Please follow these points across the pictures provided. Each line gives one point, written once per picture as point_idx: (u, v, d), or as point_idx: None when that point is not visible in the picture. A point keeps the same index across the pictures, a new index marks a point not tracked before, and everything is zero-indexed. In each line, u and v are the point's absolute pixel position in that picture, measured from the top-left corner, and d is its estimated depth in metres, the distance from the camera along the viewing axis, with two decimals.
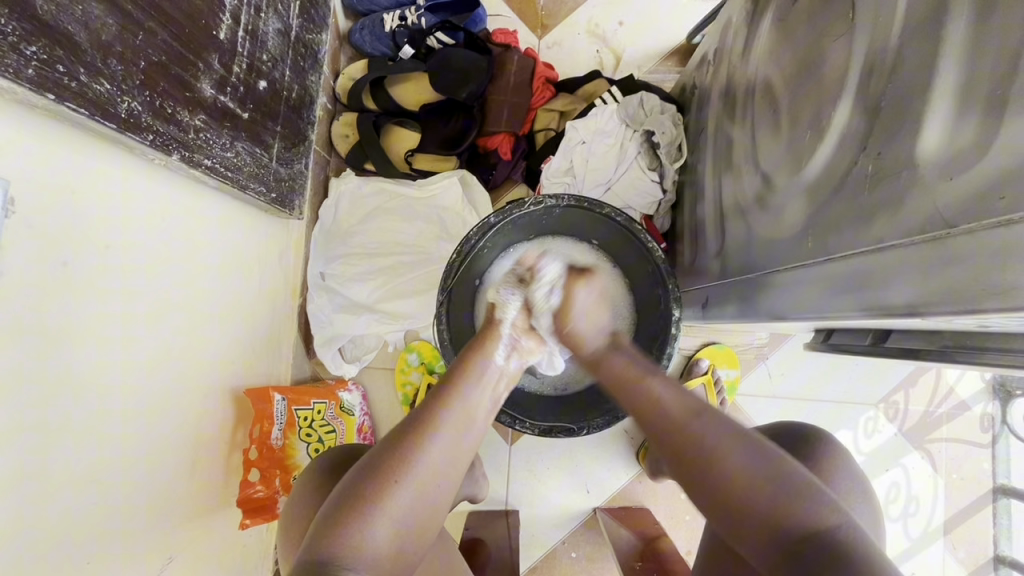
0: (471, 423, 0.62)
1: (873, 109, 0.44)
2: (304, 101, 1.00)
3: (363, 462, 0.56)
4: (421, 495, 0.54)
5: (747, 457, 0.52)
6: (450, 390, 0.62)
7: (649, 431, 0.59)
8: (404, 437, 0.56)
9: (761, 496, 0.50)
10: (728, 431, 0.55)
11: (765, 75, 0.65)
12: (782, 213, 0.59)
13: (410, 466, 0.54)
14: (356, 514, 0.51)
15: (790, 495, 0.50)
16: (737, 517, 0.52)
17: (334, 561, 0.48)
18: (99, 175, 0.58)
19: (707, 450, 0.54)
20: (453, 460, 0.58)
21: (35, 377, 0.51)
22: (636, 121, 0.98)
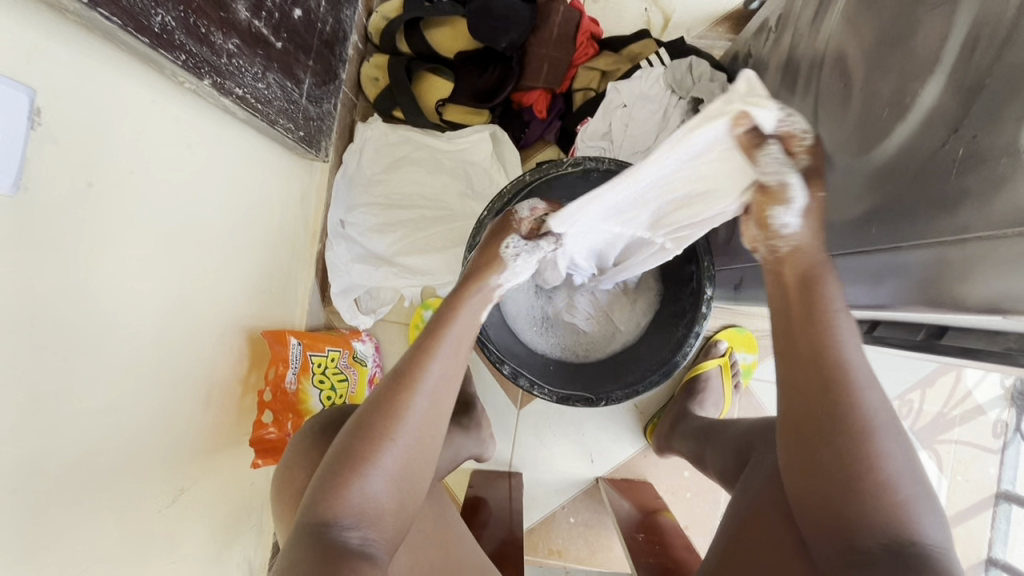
0: (461, 361, 0.59)
1: (971, 88, 0.41)
2: (337, 38, 0.97)
3: (356, 418, 0.54)
4: (417, 448, 0.54)
5: (894, 454, 0.49)
6: (439, 332, 0.58)
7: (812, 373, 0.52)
8: (392, 385, 0.55)
9: (883, 498, 0.48)
10: (894, 422, 0.50)
11: (835, 45, 0.61)
12: (841, 194, 0.56)
13: (401, 423, 0.53)
14: (352, 472, 0.51)
15: (915, 501, 0.48)
16: (834, 493, 0.49)
17: (336, 521, 0.50)
18: (129, 95, 0.55)
19: (865, 423, 0.50)
20: (442, 407, 0.56)
21: (52, 295, 0.49)
22: (682, 87, 0.94)
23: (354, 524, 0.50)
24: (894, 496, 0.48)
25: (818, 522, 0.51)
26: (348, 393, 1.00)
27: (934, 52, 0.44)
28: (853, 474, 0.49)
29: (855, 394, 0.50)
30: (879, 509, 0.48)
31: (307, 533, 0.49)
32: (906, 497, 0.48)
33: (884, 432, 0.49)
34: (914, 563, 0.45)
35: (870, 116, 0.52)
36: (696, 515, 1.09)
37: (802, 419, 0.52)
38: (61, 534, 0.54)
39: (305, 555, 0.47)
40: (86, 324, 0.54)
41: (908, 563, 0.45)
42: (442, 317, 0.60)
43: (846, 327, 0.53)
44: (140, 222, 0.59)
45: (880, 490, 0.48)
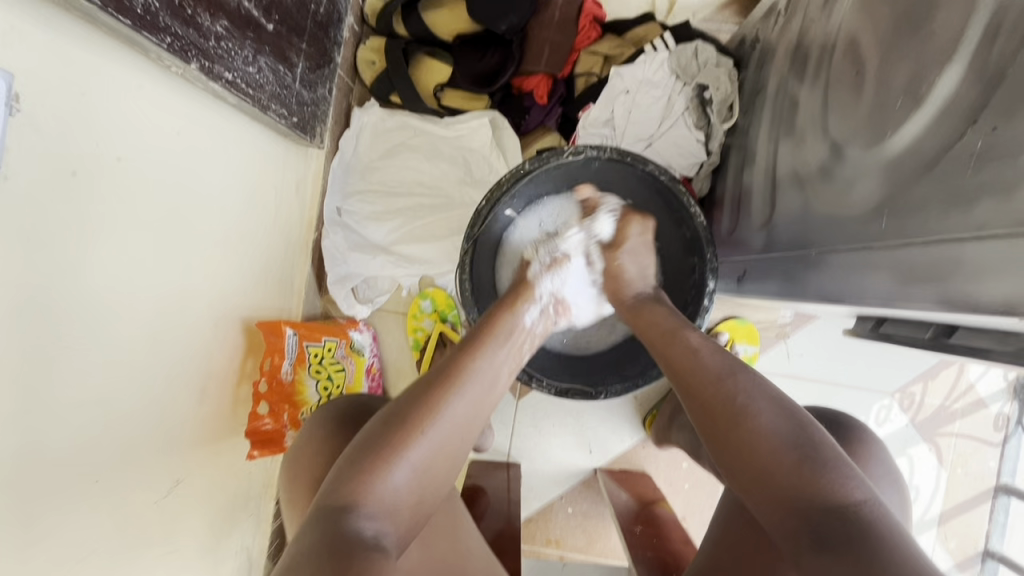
0: (497, 380, 0.60)
1: (991, 77, 0.39)
2: (331, 19, 0.94)
3: (389, 409, 0.54)
4: (445, 448, 0.53)
5: (780, 418, 0.52)
6: (479, 346, 0.60)
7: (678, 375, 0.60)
8: (429, 388, 0.55)
9: (784, 465, 0.50)
10: (767, 397, 0.54)
11: (846, 30, 0.59)
12: (850, 186, 0.54)
13: (434, 417, 0.53)
14: (381, 459, 0.50)
15: (835, 464, 0.48)
16: (751, 470, 0.52)
17: (354, 508, 0.47)
18: (113, 78, 0.53)
19: (736, 403, 0.54)
20: (476, 417, 0.56)
21: (38, 287, 0.48)
22: (687, 74, 0.92)
23: (373, 515, 0.48)
24: (792, 459, 0.50)
25: (752, 503, 0.52)
26: (345, 384, 1.00)
27: (952, 39, 0.42)
28: (741, 450, 0.52)
29: (709, 381, 0.57)
30: (790, 475, 0.49)
31: (327, 516, 0.46)
32: (804, 457, 0.49)
33: (753, 406, 0.53)
34: (839, 525, 0.44)
35: (882, 106, 0.50)
36: (694, 505, 1.09)
37: (689, 406, 0.58)
38: (55, 528, 0.53)
39: (321, 530, 0.45)
40: (75, 316, 0.52)
41: (829, 526, 0.45)
42: (478, 336, 0.61)
43: (698, 340, 0.61)
44: (130, 211, 0.58)
45: (775, 462, 0.50)
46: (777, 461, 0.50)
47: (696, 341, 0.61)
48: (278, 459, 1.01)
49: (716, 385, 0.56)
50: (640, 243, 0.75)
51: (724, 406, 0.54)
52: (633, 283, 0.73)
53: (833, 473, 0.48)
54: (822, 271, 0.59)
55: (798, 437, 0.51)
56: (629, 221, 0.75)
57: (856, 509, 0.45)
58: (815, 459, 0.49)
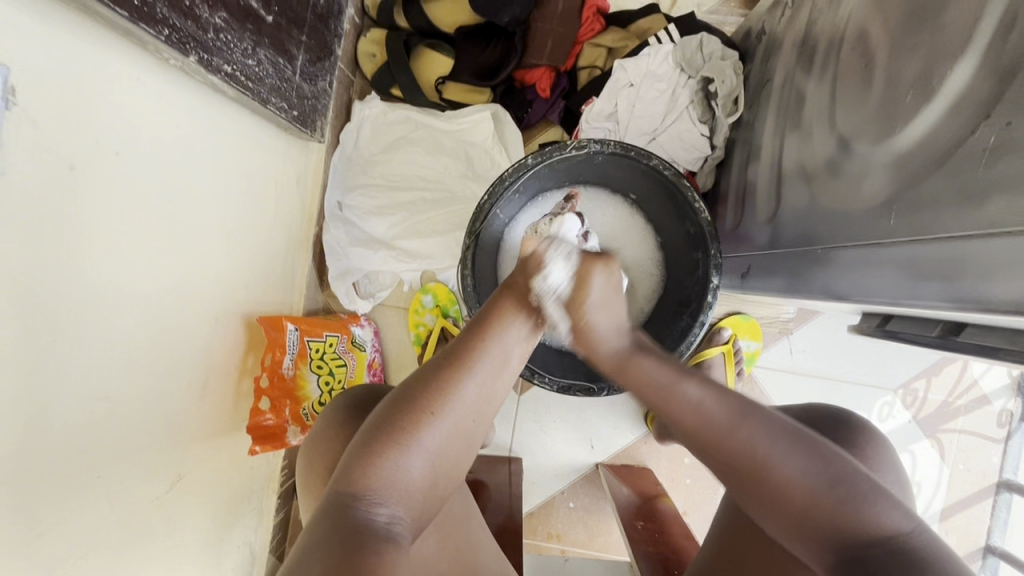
0: (508, 357, 0.56)
1: (1006, 70, 0.38)
2: (332, 11, 0.93)
3: (402, 390, 0.52)
4: (457, 430, 0.52)
5: (801, 460, 0.48)
6: (489, 325, 0.56)
7: (689, 436, 0.52)
8: (439, 367, 0.52)
9: (829, 512, 0.46)
10: (778, 437, 0.48)
11: (856, 21, 0.57)
12: (859, 182, 0.53)
13: (448, 400, 0.51)
14: (392, 444, 0.48)
15: (873, 499, 0.46)
16: (789, 522, 0.49)
17: (366, 496, 0.47)
18: (111, 71, 0.52)
19: (756, 459, 0.48)
20: (488, 398, 0.54)
21: (37, 282, 0.47)
22: (692, 66, 0.91)
23: (384, 504, 0.47)
24: (835, 498, 0.47)
25: (794, 546, 0.50)
26: (346, 379, 1.00)
27: (966, 30, 0.41)
28: (779, 506, 0.48)
29: (712, 439, 0.50)
30: (834, 516, 0.46)
31: (337, 506, 0.46)
32: (846, 493, 0.47)
33: (775, 459, 0.48)
34: (890, 565, 0.43)
35: (893, 99, 0.49)
36: (696, 500, 1.09)
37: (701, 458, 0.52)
38: (58, 524, 0.53)
39: (331, 528, 0.44)
40: (75, 311, 0.52)
41: (878, 561, 0.44)
42: (490, 314, 0.56)
43: (698, 390, 0.51)
44: (129, 205, 0.57)
45: (811, 510, 0.47)
46: (813, 509, 0.47)
47: (698, 394, 0.51)
48: (280, 454, 1.01)
49: (721, 442, 0.49)
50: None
51: (749, 466, 0.48)
52: (605, 339, 0.57)
53: (871, 504, 0.46)
54: (826, 266, 0.59)
55: (823, 479, 0.47)
56: (653, 203, 0.72)
57: (900, 539, 0.45)
58: (849, 491, 0.47)
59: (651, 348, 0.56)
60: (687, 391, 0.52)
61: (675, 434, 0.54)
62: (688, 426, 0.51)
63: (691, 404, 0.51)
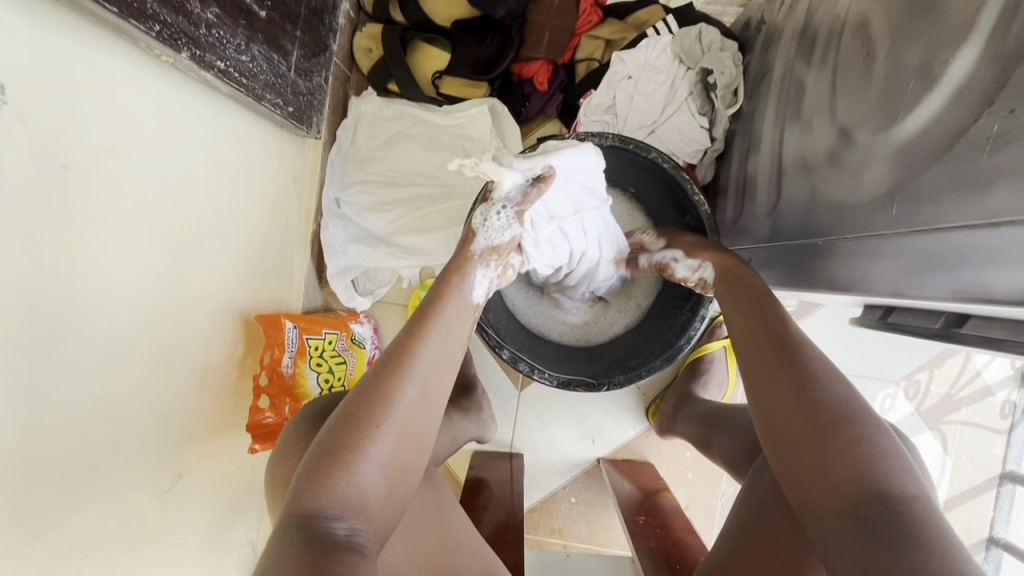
0: (449, 356, 0.57)
1: (1010, 57, 0.37)
2: (326, 6, 0.93)
3: (346, 404, 0.52)
4: (406, 437, 0.51)
5: (840, 396, 0.50)
6: (429, 327, 0.57)
7: (748, 338, 0.59)
8: (382, 378, 0.52)
9: (840, 444, 0.47)
10: (830, 372, 0.52)
11: (857, 8, 0.56)
12: (860, 173, 0.53)
13: (388, 410, 0.51)
14: (340, 461, 0.48)
15: (886, 452, 0.46)
16: (797, 443, 0.50)
17: (322, 511, 0.46)
18: (103, 71, 0.52)
19: (803, 375, 0.52)
20: (434, 400, 0.54)
21: (31, 279, 0.47)
22: (691, 58, 0.90)
23: (341, 516, 0.47)
24: (849, 437, 0.47)
25: (794, 488, 0.50)
26: (347, 376, 0.99)
27: (969, 16, 0.40)
28: (800, 416, 0.50)
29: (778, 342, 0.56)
30: (840, 455, 0.47)
31: (293, 522, 0.46)
32: (861, 438, 0.47)
33: (820, 376, 0.51)
34: (891, 522, 0.42)
35: (894, 89, 0.48)
36: (698, 494, 1.08)
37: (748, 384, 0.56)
38: (56, 525, 0.53)
39: (291, 545, 0.44)
40: (73, 312, 0.52)
41: (883, 521, 0.43)
42: (428, 316, 0.58)
43: (776, 309, 0.59)
44: (122, 204, 0.56)
45: (824, 441, 0.48)
46: (829, 440, 0.48)
47: (770, 314, 0.59)
48: None
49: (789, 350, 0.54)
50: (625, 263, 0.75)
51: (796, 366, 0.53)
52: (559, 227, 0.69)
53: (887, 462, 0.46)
54: (829, 258, 0.58)
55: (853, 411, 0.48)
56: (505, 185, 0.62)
57: (906, 500, 0.44)
58: (866, 440, 0.47)
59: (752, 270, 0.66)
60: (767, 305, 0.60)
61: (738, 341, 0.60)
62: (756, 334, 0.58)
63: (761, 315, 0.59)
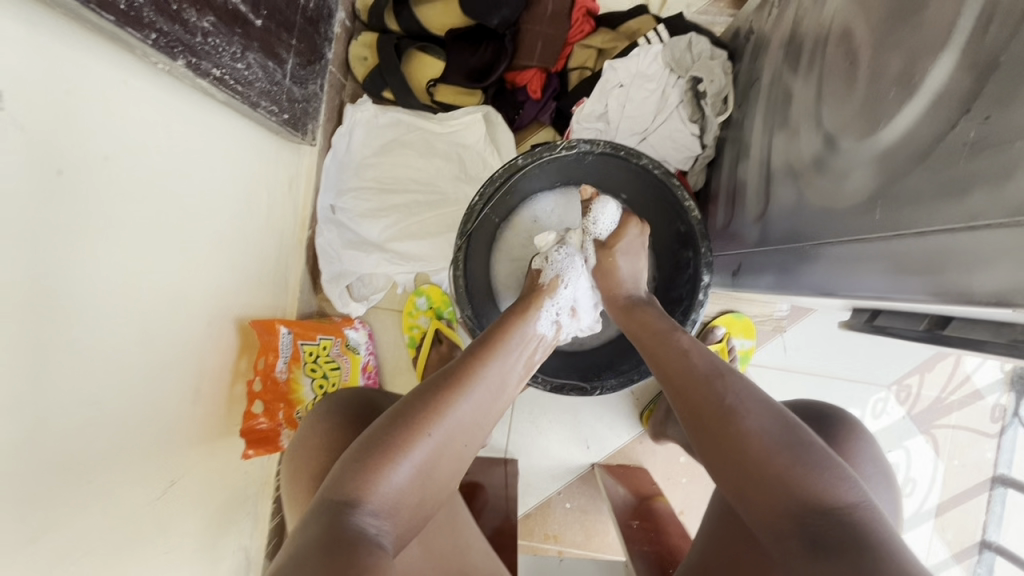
0: (506, 383, 0.59)
1: (985, 66, 0.38)
2: (322, 15, 0.94)
3: (400, 403, 0.53)
4: (450, 447, 0.53)
5: (771, 424, 0.51)
6: (494, 348, 0.60)
7: (668, 382, 0.59)
8: (438, 388, 0.54)
9: (777, 471, 0.48)
10: (754, 398, 0.53)
11: (841, 19, 0.58)
12: (845, 179, 0.54)
13: (443, 417, 0.52)
14: (388, 455, 0.49)
15: (819, 468, 0.47)
16: (742, 474, 0.50)
17: (360, 503, 0.47)
18: (100, 78, 0.52)
19: (722, 407, 0.53)
20: (483, 420, 0.56)
21: (26, 282, 0.47)
22: (681, 66, 0.91)
23: (376, 512, 0.47)
24: (784, 464, 0.48)
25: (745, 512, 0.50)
26: (341, 382, 0.99)
27: (946, 26, 0.42)
28: (733, 447, 0.51)
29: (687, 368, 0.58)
30: (782, 479, 0.47)
31: (329, 509, 0.46)
32: (789, 461, 0.48)
33: (740, 408, 0.52)
34: (835, 533, 0.43)
35: (877, 97, 0.49)
36: (692, 499, 1.09)
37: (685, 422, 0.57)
38: (49, 530, 0.53)
39: (325, 529, 0.43)
40: (68, 316, 0.52)
41: (827, 538, 0.43)
42: (491, 339, 0.61)
43: (688, 342, 0.61)
44: (118, 209, 0.57)
45: (759, 467, 0.49)
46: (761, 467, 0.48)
47: (691, 352, 0.59)
48: (275, 457, 1.01)
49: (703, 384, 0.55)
50: (596, 296, 0.70)
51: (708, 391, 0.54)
52: (623, 283, 0.73)
53: (823, 474, 0.47)
54: (814, 263, 0.59)
55: (781, 437, 0.49)
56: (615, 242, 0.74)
57: (848, 513, 0.44)
58: (797, 460, 0.48)
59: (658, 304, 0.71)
60: (679, 340, 0.62)
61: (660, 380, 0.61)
62: (671, 374, 0.59)
63: (680, 351, 0.60)
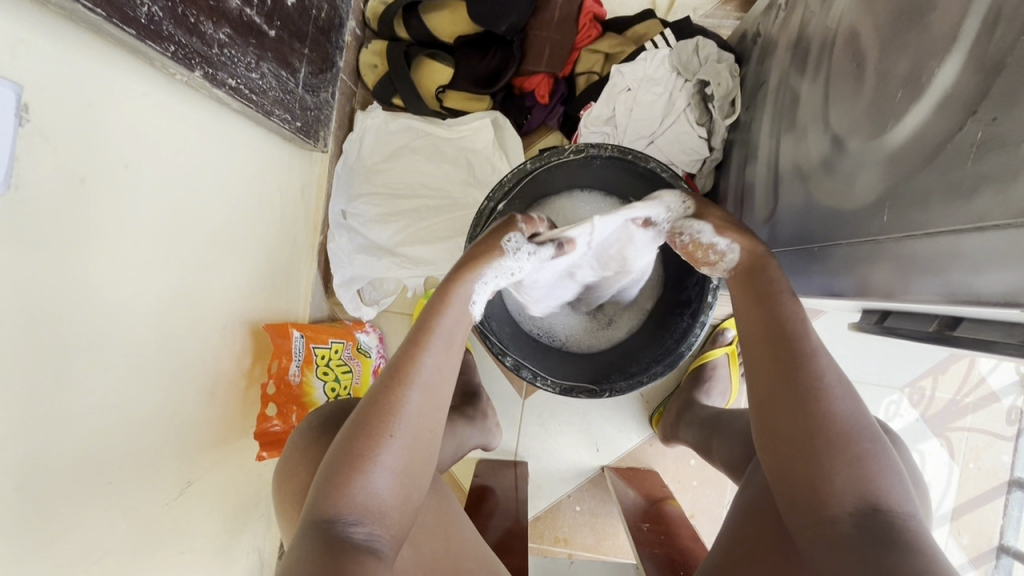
0: (450, 356, 0.57)
1: (992, 68, 0.39)
2: (333, 24, 0.96)
3: (357, 410, 0.52)
4: (419, 444, 0.53)
5: (849, 420, 0.49)
6: (433, 324, 0.56)
7: (761, 341, 0.56)
8: (387, 384, 0.52)
9: (846, 458, 0.48)
10: (845, 382, 0.51)
11: (848, 21, 0.58)
12: (853, 180, 0.54)
13: (398, 418, 0.51)
14: (356, 469, 0.49)
15: (878, 470, 0.47)
16: (809, 453, 0.49)
17: (340, 517, 0.48)
18: (122, 90, 0.54)
19: (818, 380, 0.51)
20: (439, 405, 0.55)
21: (49, 285, 0.48)
22: (689, 70, 0.91)
23: (358, 522, 0.48)
24: (853, 453, 0.48)
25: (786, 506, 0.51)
26: (352, 384, 1.01)
27: (952, 28, 0.42)
28: (811, 425, 0.49)
29: (796, 353, 0.53)
30: (842, 475, 0.47)
31: (316, 530, 0.47)
32: (865, 455, 0.48)
33: (832, 387, 0.51)
34: (892, 536, 0.44)
35: (884, 98, 0.50)
36: (703, 502, 1.08)
37: (762, 382, 0.54)
38: (69, 528, 0.54)
39: (315, 552, 0.45)
40: (89, 320, 0.54)
41: (885, 539, 0.44)
42: (433, 307, 0.57)
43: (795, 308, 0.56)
44: (138, 216, 0.58)
45: (831, 457, 0.48)
46: (834, 460, 0.48)
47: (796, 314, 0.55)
48: None
49: (799, 362, 0.52)
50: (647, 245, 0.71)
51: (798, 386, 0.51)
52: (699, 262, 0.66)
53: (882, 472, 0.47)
54: (823, 264, 0.59)
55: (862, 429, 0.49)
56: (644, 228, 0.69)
57: (903, 520, 0.45)
58: (866, 456, 0.48)
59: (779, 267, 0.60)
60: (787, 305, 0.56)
61: (744, 339, 0.58)
62: (773, 332, 0.55)
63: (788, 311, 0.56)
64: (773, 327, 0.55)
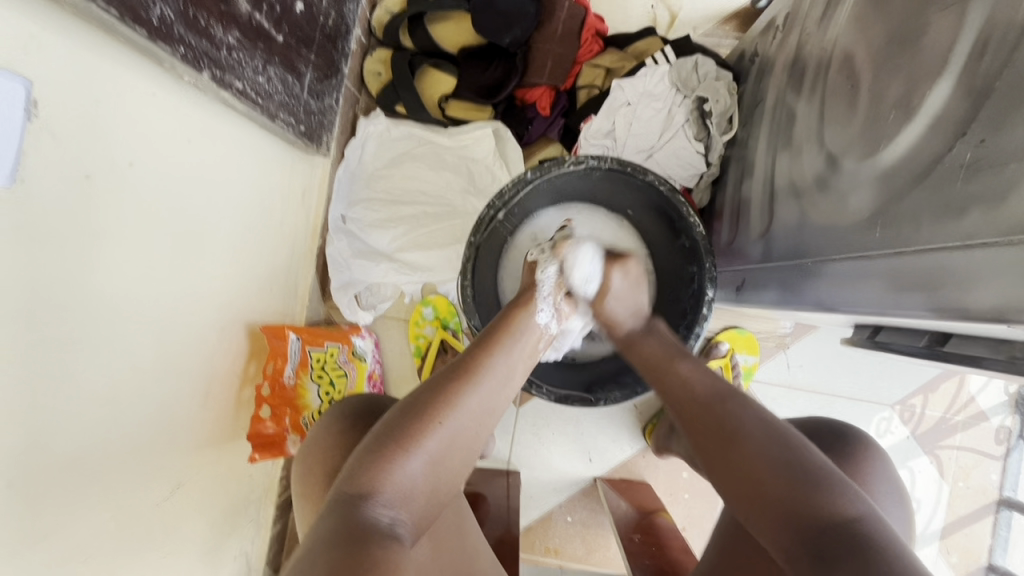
0: (511, 375, 0.62)
1: (980, 92, 0.40)
2: (340, 32, 0.97)
3: (409, 399, 0.55)
4: (460, 438, 0.54)
5: (767, 442, 0.53)
6: (497, 342, 0.62)
7: (677, 404, 0.62)
8: (446, 380, 0.56)
9: (781, 489, 0.49)
10: (755, 419, 0.56)
11: (843, 42, 0.60)
12: (846, 198, 0.55)
13: (452, 409, 0.54)
14: (398, 447, 0.50)
15: (814, 487, 0.48)
16: (749, 492, 0.52)
17: (372, 494, 0.47)
18: (131, 90, 0.55)
19: (732, 428, 0.56)
20: (491, 411, 0.58)
21: (50, 280, 0.49)
22: (687, 87, 0.94)
23: (388, 503, 0.48)
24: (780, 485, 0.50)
25: (755, 533, 0.51)
26: (347, 389, 0.99)
27: (942, 53, 0.43)
28: (738, 470, 0.53)
29: (717, 408, 0.58)
30: (789, 500, 0.49)
31: (342, 503, 0.46)
32: (789, 479, 0.49)
33: (745, 428, 0.55)
34: (847, 544, 0.43)
35: (877, 118, 0.51)
36: (694, 515, 1.08)
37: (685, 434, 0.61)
38: (61, 525, 0.54)
39: (341, 524, 0.44)
40: (87, 316, 0.54)
41: (837, 549, 0.43)
42: (498, 330, 0.64)
43: (689, 368, 0.64)
44: (142, 212, 0.59)
45: (765, 489, 0.50)
46: (769, 489, 0.50)
47: (689, 370, 0.63)
48: (279, 463, 1.01)
49: (713, 410, 0.58)
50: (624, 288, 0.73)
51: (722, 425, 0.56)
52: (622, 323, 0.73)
53: (827, 491, 0.48)
54: (816, 279, 0.60)
55: (777, 454, 0.51)
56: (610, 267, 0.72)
57: (852, 525, 0.45)
58: (797, 475, 0.49)
59: (658, 331, 0.72)
60: (681, 369, 0.64)
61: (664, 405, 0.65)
62: (682, 398, 0.62)
63: (681, 379, 0.63)
64: (676, 395, 0.63)
